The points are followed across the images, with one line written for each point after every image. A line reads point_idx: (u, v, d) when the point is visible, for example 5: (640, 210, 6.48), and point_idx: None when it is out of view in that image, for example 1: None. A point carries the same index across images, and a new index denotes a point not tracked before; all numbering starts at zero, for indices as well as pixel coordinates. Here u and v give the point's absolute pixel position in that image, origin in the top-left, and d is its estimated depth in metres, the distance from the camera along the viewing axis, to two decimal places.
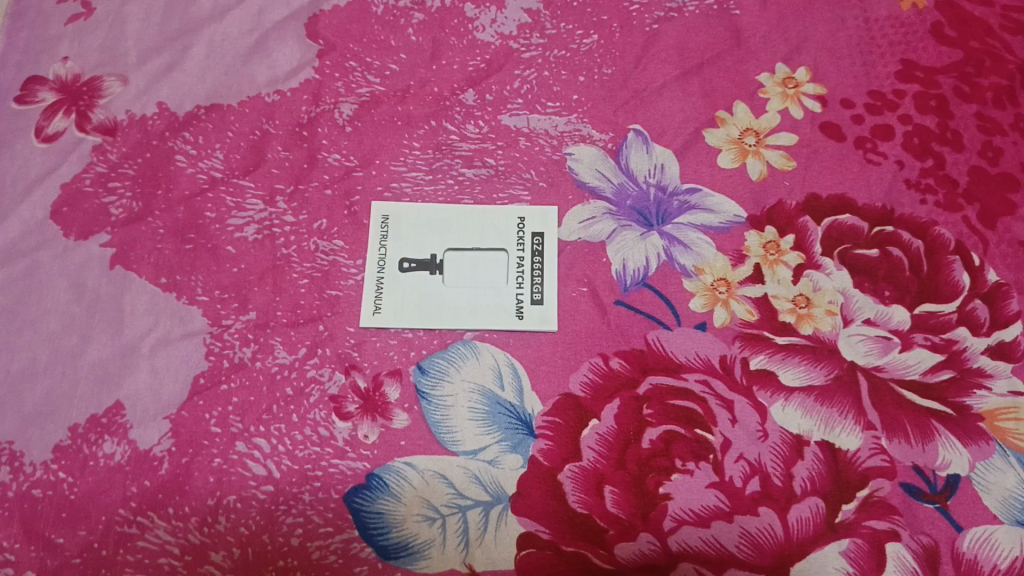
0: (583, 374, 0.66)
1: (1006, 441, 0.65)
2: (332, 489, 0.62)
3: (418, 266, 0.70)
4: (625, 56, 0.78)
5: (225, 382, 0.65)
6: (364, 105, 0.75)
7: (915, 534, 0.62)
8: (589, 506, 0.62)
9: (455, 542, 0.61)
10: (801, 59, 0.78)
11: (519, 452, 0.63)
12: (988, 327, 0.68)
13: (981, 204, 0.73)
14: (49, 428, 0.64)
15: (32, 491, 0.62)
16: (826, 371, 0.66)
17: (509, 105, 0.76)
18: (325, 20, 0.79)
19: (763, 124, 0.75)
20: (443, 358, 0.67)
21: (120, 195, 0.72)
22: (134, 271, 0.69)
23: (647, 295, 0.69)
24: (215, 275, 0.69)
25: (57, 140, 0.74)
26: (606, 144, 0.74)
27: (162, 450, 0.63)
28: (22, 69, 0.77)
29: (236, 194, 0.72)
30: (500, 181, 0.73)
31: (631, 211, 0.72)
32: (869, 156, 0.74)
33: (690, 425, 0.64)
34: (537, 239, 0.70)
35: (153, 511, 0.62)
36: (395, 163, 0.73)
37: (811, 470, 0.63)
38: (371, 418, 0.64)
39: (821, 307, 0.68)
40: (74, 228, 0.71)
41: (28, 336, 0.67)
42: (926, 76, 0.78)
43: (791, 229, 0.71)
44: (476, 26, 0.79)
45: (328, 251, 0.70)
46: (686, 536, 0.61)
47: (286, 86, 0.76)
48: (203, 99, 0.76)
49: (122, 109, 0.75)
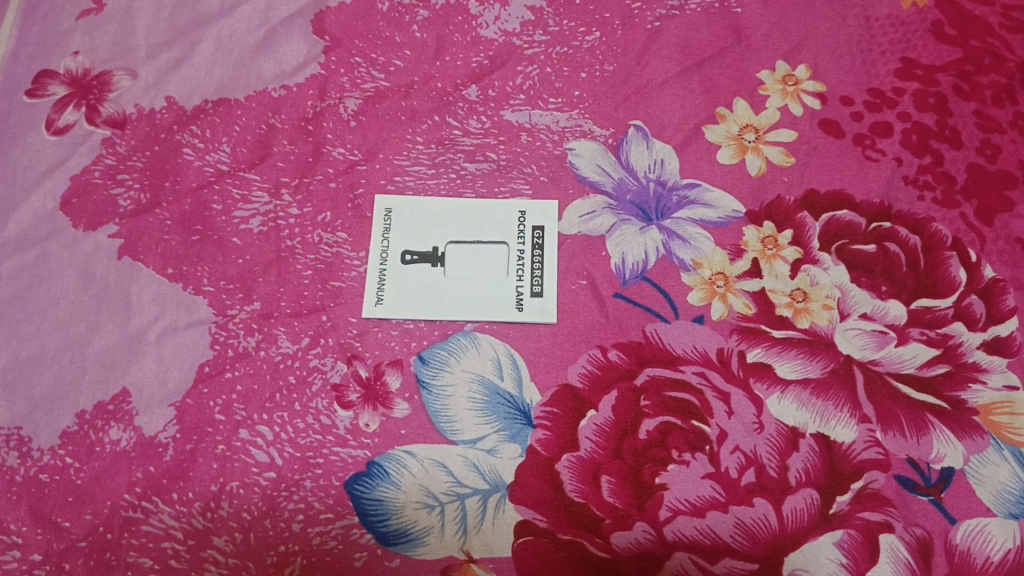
0: (581, 365, 0.67)
1: (1000, 435, 0.65)
2: (333, 476, 0.63)
3: (419, 258, 0.71)
4: (627, 52, 0.79)
5: (229, 371, 0.66)
6: (369, 100, 0.76)
7: (909, 526, 0.62)
8: (586, 496, 0.63)
9: (453, 529, 0.62)
10: (801, 56, 0.79)
11: (518, 441, 0.64)
12: (984, 323, 0.69)
13: (978, 201, 0.73)
14: (57, 414, 0.65)
15: (39, 475, 0.64)
16: (822, 364, 0.67)
17: (512, 101, 0.76)
18: (332, 16, 0.80)
19: (763, 121, 0.76)
20: (444, 348, 0.68)
21: (128, 187, 0.73)
22: (141, 261, 0.70)
23: (646, 288, 0.70)
24: (221, 266, 0.70)
25: (67, 133, 0.75)
26: (607, 139, 0.75)
27: (166, 437, 0.65)
28: (35, 63, 0.79)
29: (242, 186, 0.73)
30: (502, 175, 0.73)
31: (631, 206, 0.73)
32: (868, 153, 0.75)
33: (687, 417, 0.65)
34: (538, 233, 0.71)
35: (158, 496, 0.63)
36: (399, 157, 0.74)
37: (806, 461, 0.64)
38: (372, 407, 0.65)
39: (818, 302, 0.69)
40: (83, 219, 0.72)
41: (37, 323, 0.68)
42: (926, 74, 0.78)
43: (789, 224, 0.72)
44: (480, 23, 0.80)
45: (332, 243, 0.71)
46: (682, 525, 0.62)
47: (292, 81, 0.77)
48: (210, 93, 0.77)
49: (131, 103, 0.76)
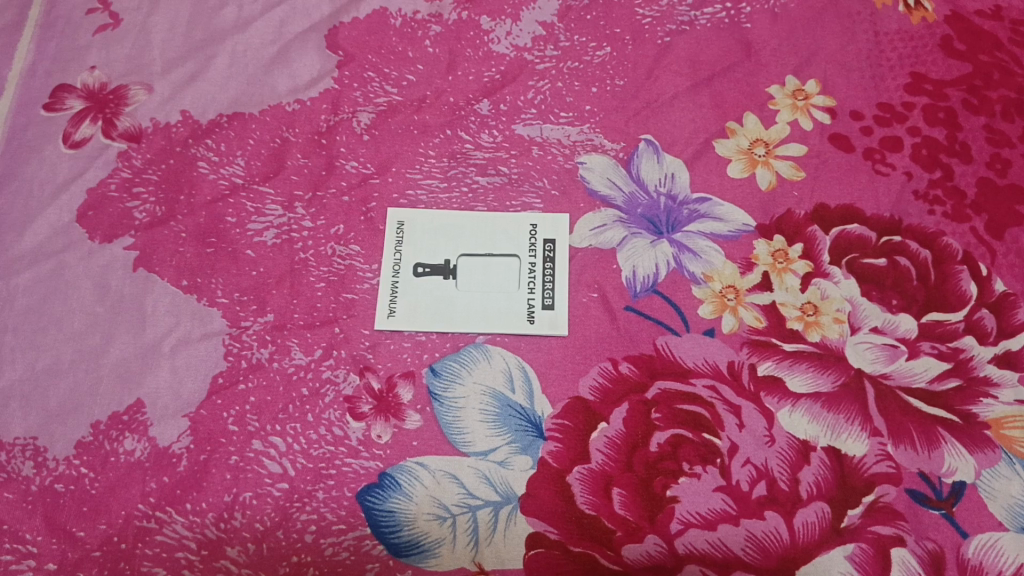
0: (592, 378, 0.67)
1: (1012, 449, 0.65)
2: (345, 487, 0.64)
3: (431, 271, 0.71)
4: (637, 67, 0.80)
5: (243, 382, 0.67)
6: (382, 114, 0.77)
7: (921, 540, 0.62)
8: (597, 508, 0.63)
9: (465, 541, 0.62)
10: (810, 72, 0.80)
11: (529, 453, 0.65)
12: (995, 336, 0.69)
13: (988, 215, 0.73)
14: (72, 424, 0.66)
15: (55, 485, 0.64)
16: (833, 378, 0.67)
17: (523, 115, 0.77)
18: (345, 32, 0.81)
19: (773, 135, 0.77)
20: (455, 360, 0.68)
21: (144, 200, 0.74)
22: (156, 273, 0.71)
23: (656, 301, 0.70)
24: (235, 277, 0.71)
25: (84, 146, 0.77)
26: (618, 153, 0.76)
27: (180, 447, 0.65)
28: (52, 77, 0.80)
29: (256, 200, 0.74)
30: (514, 189, 0.74)
31: (641, 219, 0.73)
32: (878, 167, 0.75)
33: (698, 430, 0.65)
34: (548, 246, 0.72)
35: (171, 506, 0.63)
36: (411, 171, 0.75)
37: (817, 475, 0.64)
38: (384, 418, 0.66)
39: (828, 315, 0.69)
40: (99, 231, 0.73)
41: (53, 334, 0.69)
42: (935, 89, 0.78)
43: (799, 237, 0.72)
44: (491, 38, 0.81)
45: (344, 255, 0.72)
46: (693, 538, 0.62)
47: (306, 95, 0.78)
48: (225, 107, 0.78)
49: (147, 116, 0.78)
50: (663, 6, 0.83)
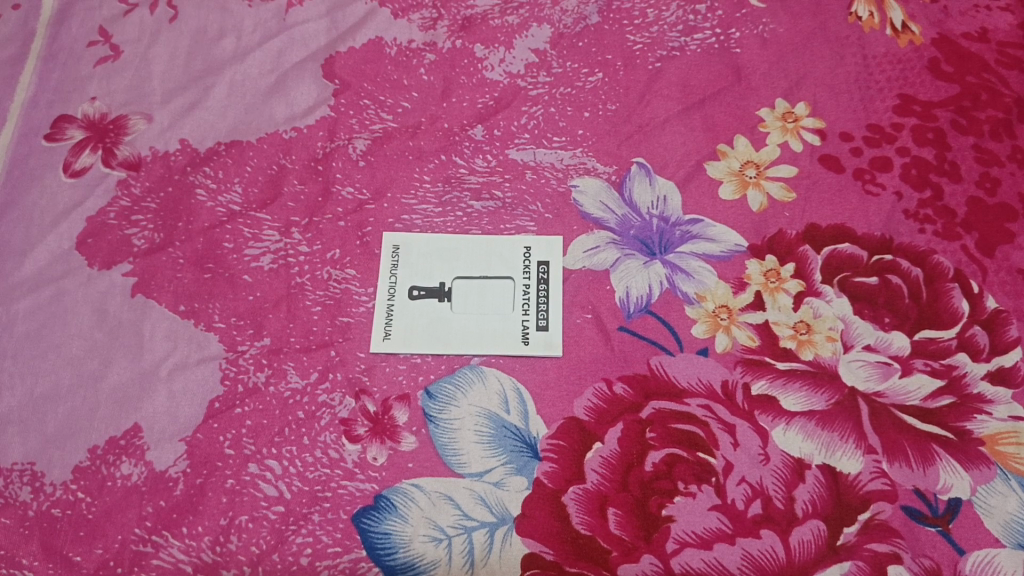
0: (587, 398, 0.67)
1: (1007, 465, 0.65)
2: (341, 509, 0.64)
3: (427, 293, 0.72)
4: (628, 92, 0.81)
5: (239, 406, 0.67)
6: (377, 141, 0.79)
7: (917, 557, 0.62)
8: (592, 528, 0.63)
9: (460, 562, 0.62)
10: (800, 95, 0.81)
11: (525, 473, 0.65)
12: (987, 353, 0.69)
13: (978, 233, 0.74)
14: (70, 449, 0.66)
15: (52, 510, 0.64)
16: (827, 396, 0.67)
17: (517, 140, 0.79)
18: (342, 61, 0.83)
19: (762, 157, 0.78)
20: (450, 382, 0.68)
21: (142, 227, 0.75)
22: (154, 299, 0.72)
23: (650, 322, 0.70)
24: (232, 302, 0.72)
25: (84, 175, 0.78)
26: (610, 177, 0.77)
27: (176, 471, 0.65)
28: (54, 107, 0.82)
29: (253, 226, 0.75)
30: (508, 213, 0.75)
31: (634, 241, 0.74)
32: (867, 187, 0.76)
33: (693, 449, 0.65)
34: (542, 268, 0.73)
35: (167, 530, 0.63)
36: (407, 196, 0.76)
37: (811, 492, 0.64)
38: (379, 440, 0.66)
39: (821, 334, 0.70)
40: (98, 258, 0.74)
41: (51, 360, 0.70)
42: (923, 110, 0.80)
43: (791, 257, 0.73)
44: (486, 65, 0.82)
45: (340, 279, 0.72)
46: (688, 558, 0.62)
47: (303, 123, 0.80)
48: (223, 135, 0.79)
49: (146, 145, 0.79)
50: (654, 32, 0.84)
